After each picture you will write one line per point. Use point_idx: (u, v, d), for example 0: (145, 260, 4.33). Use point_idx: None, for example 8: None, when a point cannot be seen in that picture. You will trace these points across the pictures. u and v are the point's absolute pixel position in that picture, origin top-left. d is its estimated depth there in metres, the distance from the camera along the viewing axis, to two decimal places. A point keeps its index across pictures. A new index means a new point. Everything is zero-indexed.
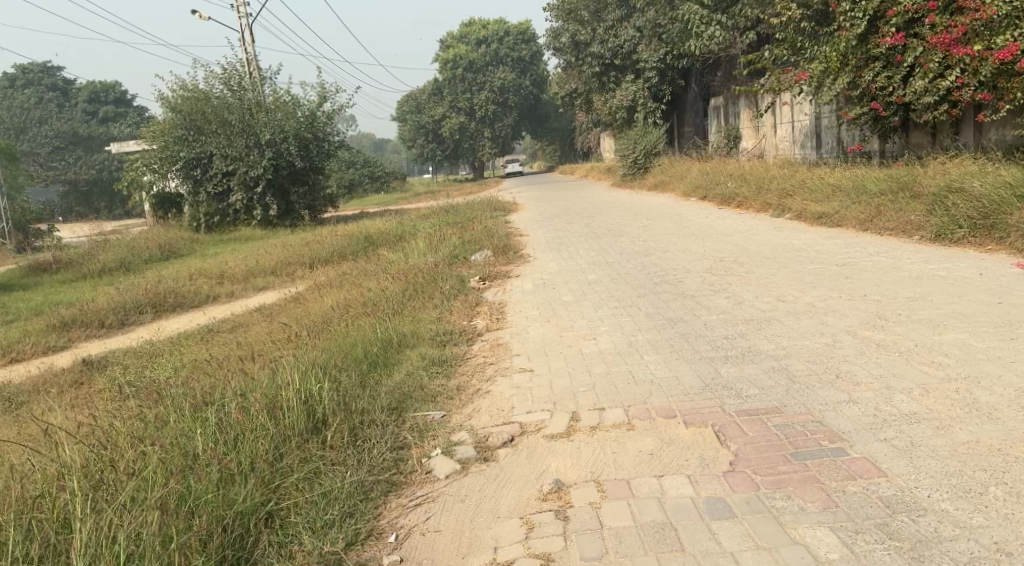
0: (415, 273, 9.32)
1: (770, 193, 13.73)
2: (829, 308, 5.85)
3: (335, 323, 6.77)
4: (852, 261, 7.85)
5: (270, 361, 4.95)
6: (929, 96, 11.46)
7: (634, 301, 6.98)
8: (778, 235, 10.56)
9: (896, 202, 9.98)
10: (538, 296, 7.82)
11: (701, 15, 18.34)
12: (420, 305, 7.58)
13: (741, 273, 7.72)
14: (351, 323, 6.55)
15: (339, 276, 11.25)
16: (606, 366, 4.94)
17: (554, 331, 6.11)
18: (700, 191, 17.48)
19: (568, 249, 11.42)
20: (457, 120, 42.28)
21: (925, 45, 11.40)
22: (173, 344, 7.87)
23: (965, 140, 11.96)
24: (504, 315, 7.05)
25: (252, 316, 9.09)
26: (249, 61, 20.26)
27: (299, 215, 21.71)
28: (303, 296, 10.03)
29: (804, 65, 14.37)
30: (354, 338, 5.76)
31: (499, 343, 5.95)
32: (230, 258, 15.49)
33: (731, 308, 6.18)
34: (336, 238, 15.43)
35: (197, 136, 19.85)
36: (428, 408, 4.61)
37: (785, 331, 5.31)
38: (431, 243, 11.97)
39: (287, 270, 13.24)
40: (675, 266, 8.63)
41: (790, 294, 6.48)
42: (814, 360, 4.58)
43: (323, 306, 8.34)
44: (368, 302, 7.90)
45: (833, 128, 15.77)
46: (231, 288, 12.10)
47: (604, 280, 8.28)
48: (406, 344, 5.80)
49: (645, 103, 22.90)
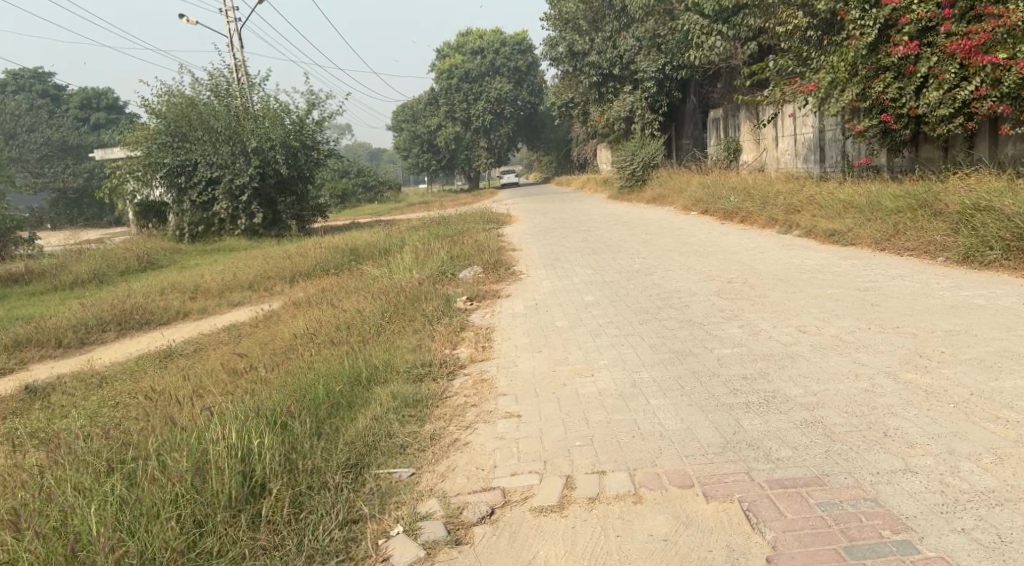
0: (396, 292, 8.62)
1: (776, 209, 13.06)
2: (860, 344, 5.15)
3: (300, 351, 6.07)
4: (875, 285, 7.17)
5: (210, 405, 4.27)
6: (944, 108, 10.79)
7: (636, 329, 6.27)
8: (787, 254, 9.87)
9: (916, 221, 9.32)
10: (530, 320, 7.10)
11: (701, 26, 17.69)
12: (399, 330, 6.88)
13: (752, 298, 7.02)
14: (317, 353, 5.84)
15: (318, 292, 10.55)
16: (606, 412, 4.22)
17: (547, 365, 5.39)
18: (701, 206, 16.80)
19: (564, 266, 10.75)
20: (453, 129, 41.80)
21: (940, 55, 10.76)
22: (128, 371, 7.14)
23: (981, 154, 11.29)
24: (491, 343, 6.34)
25: (222, 336, 8.40)
26: (236, 67, 19.59)
27: (286, 225, 20.98)
28: (278, 314, 9.31)
29: (809, 76, 13.71)
30: (317, 373, 5.04)
31: (483, 379, 5.23)
32: (208, 270, 14.80)
33: (747, 341, 5.48)
34: (322, 250, 14.74)
35: (183, 143, 19.14)
36: (394, 463, 3.89)
37: (813, 371, 4.60)
38: (417, 258, 11.27)
39: (265, 285, 12.52)
40: (679, 288, 7.92)
41: (811, 325, 5.77)
42: (852, 412, 3.87)
43: (294, 328, 7.62)
44: (344, 324, 7.19)
45: (838, 141, 15.13)
46: (204, 304, 11.36)
47: (602, 303, 7.59)
48: (378, 380, 5.08)
49: (643, 114, 22.26)
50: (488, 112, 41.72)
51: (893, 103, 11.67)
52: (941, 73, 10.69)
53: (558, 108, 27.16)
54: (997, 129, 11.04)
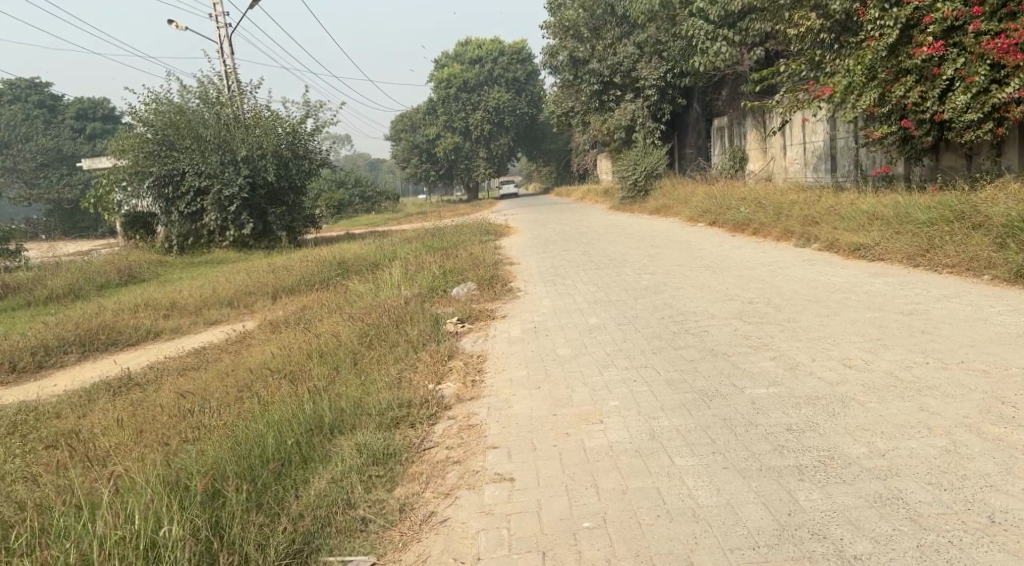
0: (380, 313, 7.78)
1: (791, 220, 12.23)
2: (921, 384, 4.32)
3: (262, 387, 5.22)
4: (919, 309, 6.36)
5: (124, 470, 3.44)
6: (972, 114, 9.94)
7: (649, 360, 5.43)
8: (810, 270, 9.04)
9: (954, 234, 8.53)
10: (528, 347, 6.26)
11: (706, 31, 16.85)
12: (378, 360, 6.03)
13: (781, 323, 6.19)
14: (277, 390, 4.97)
15: (300, 311, 9.74)
16: (621, 477, 3.34)
17: (546, 406, 4.54)
18: (708, 217, 15.95)
19: (565, 282, 9.91)
20: (452, 140, 41.06)
21: (967, 57, 9.92)
22: (77, 404, 6.29)
23: (1010, 163, 10.43)
24: (482, 377, 5.47)
25: (187, 361, 7.54)
26: (225, 73, 18.82)
27: (277, 236, 20.06)
28: (252, 336, 8.46)
29: (823, 81, 12.80)
30: (271, 417, 4.16)
31: (471, 423, 4.36)
32: (190, 284, 14.02)
33: (784, 379, 4.65)
34: (309, 264, 13.90)
35: (170, 151, 18.27)
36: (350, 546, 3.03)
37: (874, 422, 3.78)
38: (407, 273, 10.44)
39: (246, 302, 11.68)
40: (694, 310, 7.10)
41: (855, 359, 4.94)
42: (939, 481, 3.05)
43: (264, 355, 6.76)
44: (319, 352, 6.34)
45: (851, 150, 14.32)
46: (177, 322, 10.50)
47: (610, 326, 6.75)
48: (344, 427, 4.20)
49: (645, 122, 21.47)
50: (487, 122, 40.98)
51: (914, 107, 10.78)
52: (970, 75, 9.84)
53: (557, 117, 26.29)
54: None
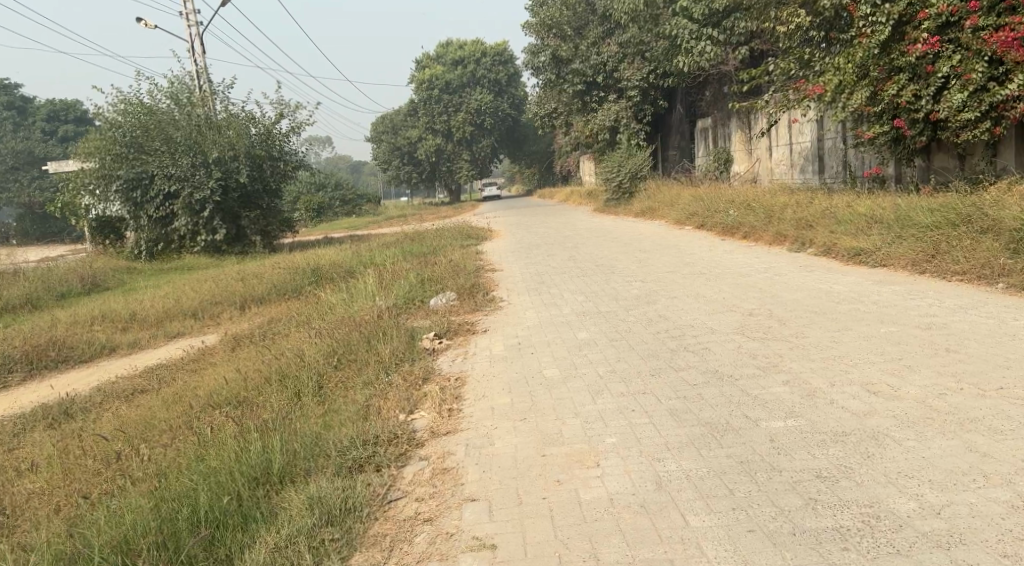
0: (352, 327, 7.19)
1: (784, 223, 11.71)
2: (962, 416, 3.77)
3: (206, 421, 4.60)
4: (937, 322, 5.84)
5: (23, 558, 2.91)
6: (968, 113, 9.41)
7: (647, 385, 4.85)
8: (809, 277, 8.52)
9: (960, 240, 8.05)
10: (511, 368, 5.68)
11: (690, 30, 16.29)
12: (346, 386, 5.42)
13: (788, 340, 5.63)
14: (221, 425, 4.33)
15: (268, 324, 9.11)
16: (624, 546, 2.83)
17: (531, 444, 3.94)
18: (695, 220, 15.44)
19: (550, 291, 9.35)
20: (434, 141, 40.45)
21: (963, 53, 9.39)
22: (7, 437, 5.63)
23: (1005, 163, 9.93)
24: (459, 404, 4.85)
25: (138, 383, 6.87)
26: (198, 73, 18.22)
27: (250, 241, 19.32)
28: (213, 353, 7.81)
29: (812, 80, 12.16)
30: (208, 466, 3.56)
31: (443, 465, 3.75)
32: (155, 293, 13.34)
33: (803, 409, 4.08)
34: (281, 271, 13.26)
35: (139, 154, 17.52)
36: None
37: (919, 467, 3.21)
38: (382, 282, 9.83)
39: (213, 313, 11.05)
40: (691, 323, 6.54)
41: (879, 384, 4.39)
42: (1015, 553, 2.59)
43: (218, 377, 6.11)
44: (279, 375, 5.69)
45: (839, 150, 13.85)
46: (136, 337, 9.83)
47: (600, 342, 6.19)
48: (297, 473, 3.59)
49: (629, 124, 20.95)
50: (468, 123, 40.46)
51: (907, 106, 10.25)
52: (966, 73, 9.31)
53: (540, 119, 25.73)
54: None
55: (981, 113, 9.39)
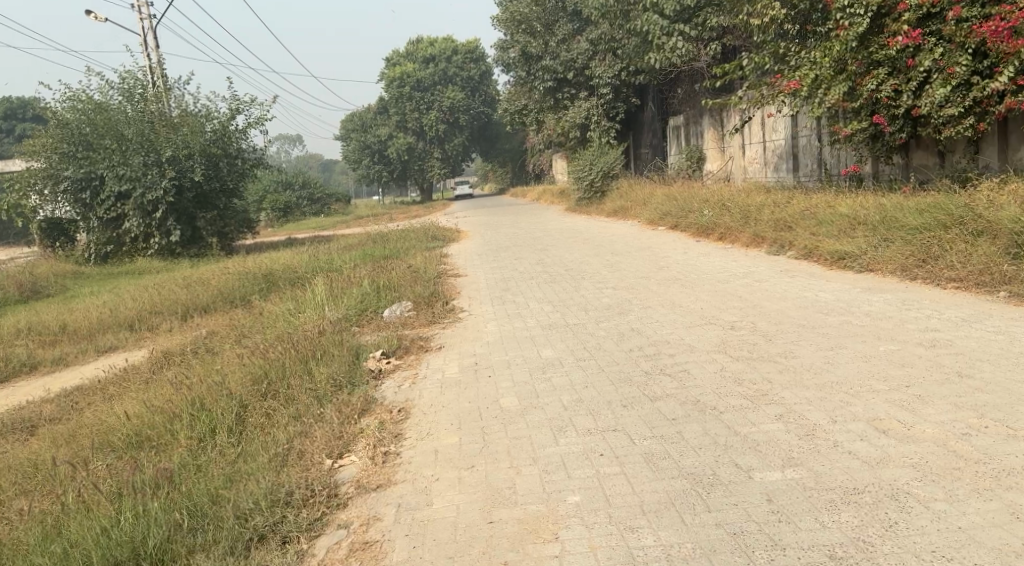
0: (289, 344, 6.41)
1: (761, 224, 11.10)
2: (995, 466, 3.14)
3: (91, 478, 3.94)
4: (943, 338, 5.22)
5: None
6: (951, 109, 8.79)
7: (618, 420, 4.17)
8: (794, 284, 7.89)
9: (953, 243, 7.47)
10: (462, 397, 4.94)
11: (661, 26, 15.57)
12: (270, 425, 4.68)
13: (776, 361, 4.97)
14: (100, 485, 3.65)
15: (206, 338, 8.29)
16: None
17: (477, 505, 3.26)
18: (668, 220, 14.83)
19: (515, 299, 8.67)
20: (405, 140, 39.53)
21: (947, 46, 8.75)
22: None
23: (988, 160, 9.36)
24: (397, 446, 4.13)
25: (46, 411, 6.07)
26: (151, 67, 17.17)
27: (206, 243, 18.33)
28: (137, 373, 7.01)
29: (787, 74, 11.47)
30: (60, 548, 3.04)
31: (365, 536, 3.07)
32: (95, 302, 12.45)
33: (804, 455, 3.43)
34: (230, 277, 12.39)
35: (87, 152, 16.43)
36: None
37: (958, 544, 2.66)
38: (333, 290, 9.05)
39: (152, 324, 10.22)
40: (667, 339, 5.86)
41: (887, 421, 3.75)
42: None
43: (127, 407, 5.33)
44: (192, 408, 4.93)
45: (815, 147, 13.29)
46: (63, 353, 8.98)
47: (566, 363, 5.50)
48: (178, 553, 3.01)
49: (600, 121, 20.33)
50: (440, 122, 39.80)
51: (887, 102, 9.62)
52: (949, 66, 8.68)
53: (510, 116, 24.92)
54: (1009, 131, 9.11)
55: (964, 108, 8.77)
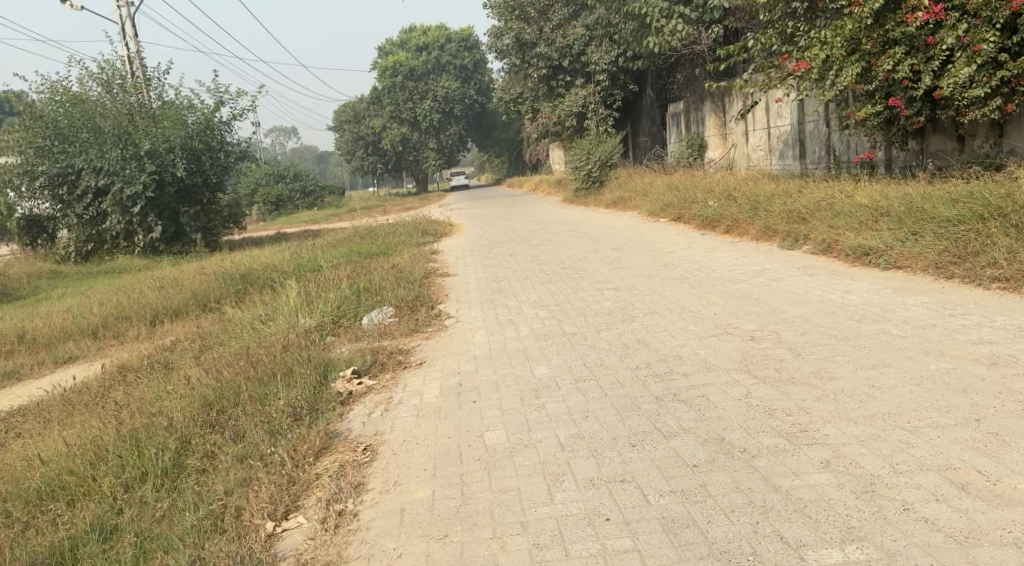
0: (247, 362, 5.62)
1: (772, 215, 10.30)
2: None
3: None
4: (1006, 353, 4.45)
5: None
6: (974, 90, 7.92)
7: (628, 466, 3.40)
8: (814, 284, 7.12)
9: (993, 238, 6.68)
10: (437, 432, 4.16)
11: (660, 8, 14.65)
12: (208, 472, 3.91)
13: (811, 384, 4.20)
14: None
15: (168, 349, 7.51)
16: None
17: None
18: (671, 210, 14.03)
19: (508, 302, 7.89)
20: (399, 131, 38.53)
21: (971, 20, 7.86)
22: None
23: (1014, 145, 8.50)
24: (354, 501, 3.36)
25: None
26: (131, 56, 16.19)
27: (190, 239, 17.50)
28: (85, 392, 6.23)
29: (795, 56, 10.59)
30: None
31: None
32: (63, 306, 11.67)
33: (868, 525, 2.71)
34: (206, 277, 11.59)
35: (64, 145, 15.55)
36: None
37: None
38: (308, 293, 8.27)
39: (118, 331, 9.44)
40: (680, 354, 5.09)
41: (965, 471, 3.00)
42: None
43: (49, 443, 4.55)
44: (120, 448, 4.16)
45: (825, 134, 12.43)
46: (17, 366, 8.22)
47: (563, 385, 4.73)
48: None
49: (597, 109, 19.54)
50: (435, 112, 38.90)
51: (904, 83, 8.76)
52: (974, 43, 7.78)
53: (505, 105, 24.10)
54: None
55: (990, 89, 7.89)
